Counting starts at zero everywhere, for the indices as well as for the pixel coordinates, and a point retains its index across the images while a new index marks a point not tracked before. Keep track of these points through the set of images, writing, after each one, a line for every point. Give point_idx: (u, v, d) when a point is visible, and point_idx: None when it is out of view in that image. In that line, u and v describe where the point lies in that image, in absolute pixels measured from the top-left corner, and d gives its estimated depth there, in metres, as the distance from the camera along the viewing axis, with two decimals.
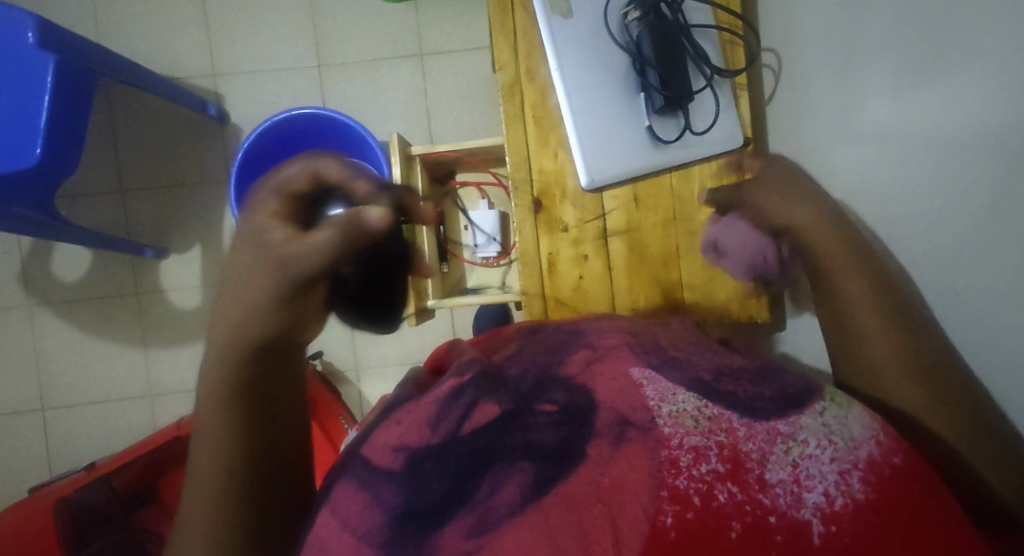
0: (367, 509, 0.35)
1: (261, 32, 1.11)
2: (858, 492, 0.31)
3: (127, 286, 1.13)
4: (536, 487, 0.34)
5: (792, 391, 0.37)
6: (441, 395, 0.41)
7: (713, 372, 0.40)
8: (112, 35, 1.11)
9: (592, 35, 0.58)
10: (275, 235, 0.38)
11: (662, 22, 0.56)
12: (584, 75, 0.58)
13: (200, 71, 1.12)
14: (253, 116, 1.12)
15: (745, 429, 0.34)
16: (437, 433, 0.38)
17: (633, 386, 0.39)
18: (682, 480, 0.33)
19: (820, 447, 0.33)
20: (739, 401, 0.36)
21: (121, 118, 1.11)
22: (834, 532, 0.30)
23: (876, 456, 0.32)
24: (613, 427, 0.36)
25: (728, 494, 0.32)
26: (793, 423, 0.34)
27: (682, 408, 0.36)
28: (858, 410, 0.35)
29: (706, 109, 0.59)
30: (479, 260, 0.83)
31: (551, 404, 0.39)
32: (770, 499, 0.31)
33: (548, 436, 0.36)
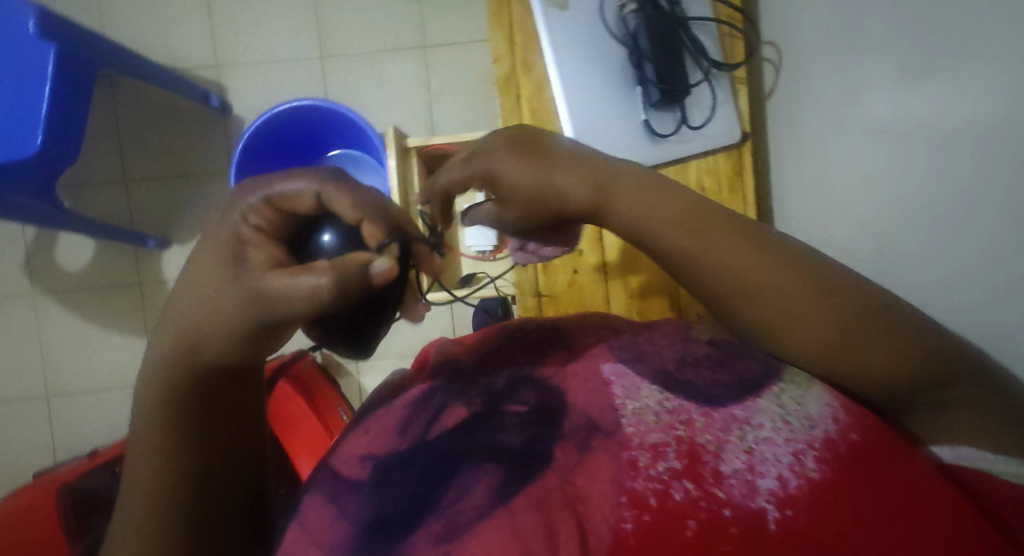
0: (333, 521, 0.33)
1: (264, 23, 1.11)
2: (813, 470, 0.32)
3: (130, 276, 1.14)
4: (504, 490, 0.32)
5: (748, 376, 0.37)
6: (410, 399, 0.39)
7: (676, 361, 0.40)
8: (116, 24, 1.11)
9: (589, 27, 0.58)
10: (256, 257, 0.31)
11: (658, 15, 0.56)
12: (580, 66, 0.58)
13: (203, 62, 1.12)
14: (255, 107, 1.12)
15: (702, 420, 0.35)
16: (405, 439, 0.36)
17: (604, 386, 0.38)
18: (640, 481, 0.32)
19: (774, 429, 0.34)
20: (698, 389, 0.37)
21: (124, 108, 1.12)
22: (790, 516, 0.30)
23: (832, 434, 0.33)
24: (581, 431, 0.36)
25: (684, 491, 0.32)
26: (748, 407, 0.35)
27: (645, 404, 0.36)
28: (817, 390, 0.36)
29: (703, 102, 0.59)
30: (475, 254, 0.84)
31: (521, 405, 0.38)
32: (724, 491, 0.31)
33: (514, 438, 0.35)
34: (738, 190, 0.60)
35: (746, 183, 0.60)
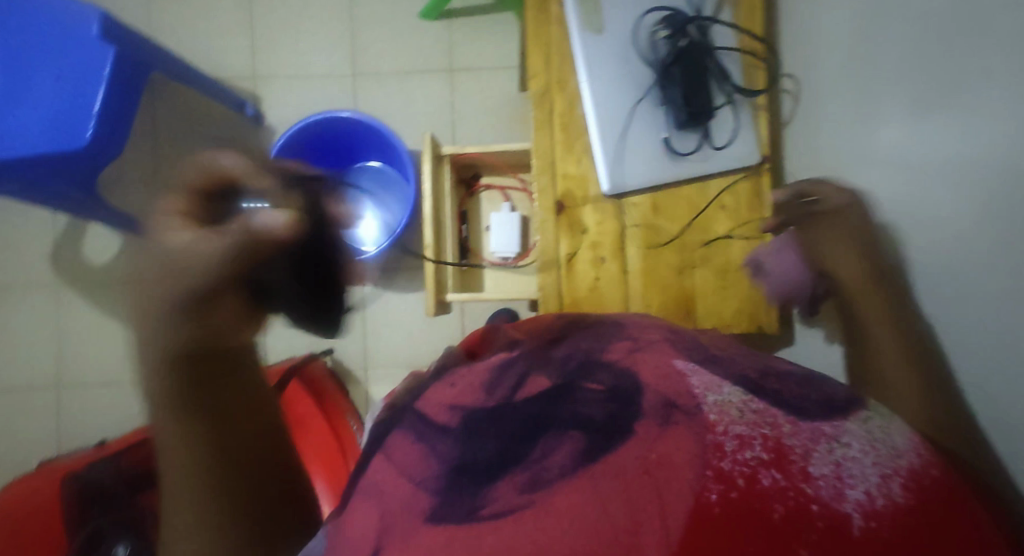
0: (423, 458, 0.36)
1: (302, 39, 1.17)
2: (899, 494, 0.28)
3: None
4: (587, 454, 0.33)
5: (836, 398, 0.35)
6: (492, 368, 0.42)
7: (760, 373, 0.38)
8: (161, 33, 1.17)
9: (622, 51, 0.63)
10: (172, 227, 0.42)
11: (687, 43, 0.61)
12: (612, 86, 0.63)
13: (241, 73, 1.17)
14: (287, 117, 1.17)
15: (789, 426, 0.32)
16: (493, 398, 0.39)
17: (678, 375, 0.38)
18: (728, 462, 0.30)
19: (863, 450, 0.30)
20: (784, 398, 0.35)
21: (164, 112, 1.17)
22: (876, 529, 0.26)
23: (915, 465, 0.29)
24: (660, 408, 0.35)
25: (772, 479, 0.29)
26: (838, 426, 0.32)
27: (727, 399, 0.35)
28: (902, 428, 0.32)
29: (725, 126, 0.62)
30: (497, 261, 0.85)
31: (598, 384, 0.39)
32: (813, 489, 0.28)
33: (597, 411, 0.36)
34: (757, 210, 0.64)
35: (766, 204, 0.63)
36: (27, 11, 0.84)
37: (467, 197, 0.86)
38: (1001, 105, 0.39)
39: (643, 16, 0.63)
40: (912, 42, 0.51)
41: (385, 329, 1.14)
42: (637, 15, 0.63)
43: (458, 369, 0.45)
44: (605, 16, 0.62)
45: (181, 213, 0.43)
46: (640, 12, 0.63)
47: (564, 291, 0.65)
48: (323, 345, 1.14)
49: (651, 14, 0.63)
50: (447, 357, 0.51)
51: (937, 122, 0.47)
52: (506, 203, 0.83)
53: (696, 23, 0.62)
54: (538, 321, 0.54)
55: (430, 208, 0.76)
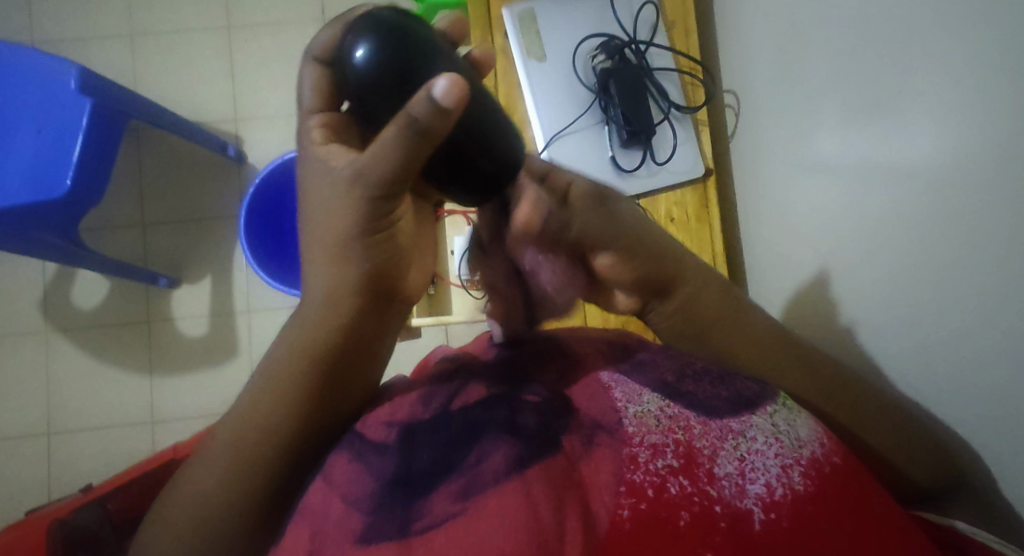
0: (358, 477, 0.37)
1: (280, 81, 1.21)
2: (798, 483, 0.33)
3: (139, 315, 1.19)
4: (519, 462, 0.35)
5: (745, 394, 0.39)
6: (430, 383, 0.44)
7: (677, 373, 0.42)
8: (144, 82, 1.21)
9: (564, 78, 0.66)
10: (330, 151, 0.38)
11: (625, 65, 0.63)
12: (557, 111, 0.65)
13: (222, 116, 1.21)
14: (267, 155, 1.21)
15: (700, 427, 0.37)
16: (429, 411, 0.40)
17: (603, 390, 0.41)
18: (639, 474, 0.35)
19: (766, 443, 0.35)
20: (697, 401, 0.39)
21: (149, 159, 1.20)
22: (774, 519, 0.32)
23: (818, 455, 0.34)
24: (585, 428, 0.38)
25: (680, 487, 0.34)
26: (744, 421, 0.37)
27: (646, 408, 0.38)
28: (806, 417, 0.37)
29: (667, 141, 0.65)
30: (463, 284, 0.87)
31: (534, 395, 0.41)
32: (717, 490, 0.33)
33: (530, 419, 0.38)
34: (705, 220, 0.65)
35: (712, 214, 0.65)
36: (14, 73, 0.89)
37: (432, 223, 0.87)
38: (923, 115, 0.42)
39: (581, 43, 0.66)
40: (835, 57, 0.54)
41: None
42: (574, 44, 0.66)
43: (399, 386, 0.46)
44: (545, 45, 0.66)
45: (328, 132, 0.39)
46: (576, 40, 0.66)
47: None
48: None
49: (587, 41, 0.66)
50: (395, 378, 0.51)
51: (863, 131, 0.50)
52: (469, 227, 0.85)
53: (630, 46, 0.64)
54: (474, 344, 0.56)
55: None
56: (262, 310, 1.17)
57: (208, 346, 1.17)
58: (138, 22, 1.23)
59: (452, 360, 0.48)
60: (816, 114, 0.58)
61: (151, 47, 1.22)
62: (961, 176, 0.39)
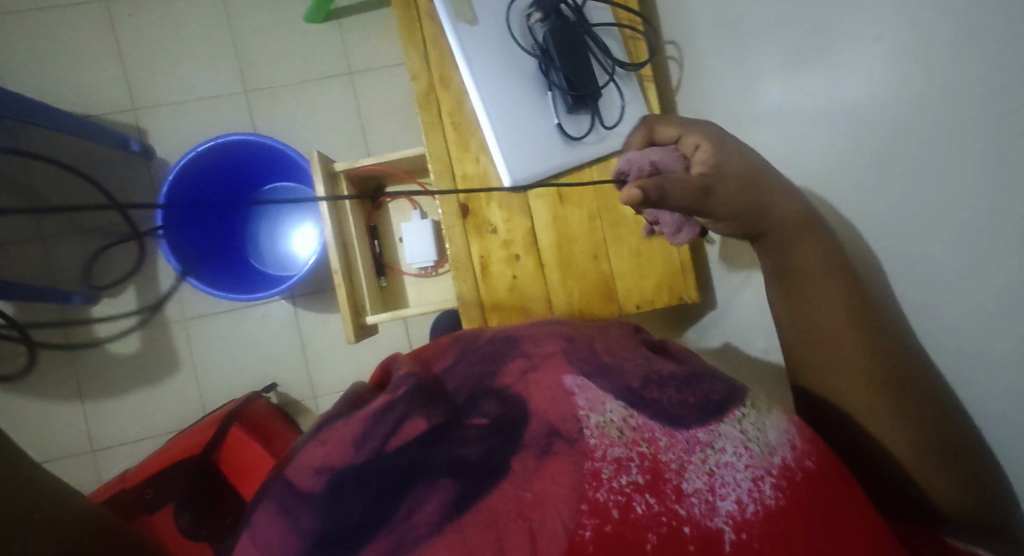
0: (286, 535, 0.34)
1: (179, 61, 1.09)
2: (769, 497, 0.33)
3: (57, 339, 1.08)
4: (456, 507, 0.34)
5: (712, 399, 0.37)
6: (371, 410, 0.39)
7: (642, 379, 0.39)
8: (16, 75, 1.06)
9: (498, 41, 0.61)
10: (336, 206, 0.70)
11: (562, 24, 0.59)
12: (498, 78, 0.61)
13: (117, 106, 1.08)
14: (177, 146, 1.09)
15: (666, 439, 0.35)
16: (361, 453, 0.36)
17: (565, 395, 0.38)
18: (602, 492, 0.33)
19: (736, 454, 0.34)
20: (661, 409, 0.37)
21: (37, 163, 1.07)
22: (745, 539, 0.31)
23: (789, 461, 0.34)
24: (541, 439, 0.36)
25: (646, 505, 0.33)
26: (712, 431, 0.36)
27: (608, 418, 0.37)
28: (777, 416, 0.37)
29: (614, 102, 0.62)
30: (418, 272, 0.82)
31: (482, 417, 0.38)
32: (685, 508, 0.33)
33: (474, 451, 0.36)
34: None
35: None
36: None
37: (374, 211, 0.82)
38: (872, 57, 0.41)
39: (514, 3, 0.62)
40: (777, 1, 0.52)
41: (324, 354, 1.10)
42: (509, 1, 0.61)
43: (339, 416, 0.41)
44: (475, 6, 0.61)
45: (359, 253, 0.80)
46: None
47: (483, 295, 0.63)
48: (264, 380, 1.09)
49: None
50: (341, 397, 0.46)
51: (812, 79, 0.48)
52: (415, 211, 0.80)
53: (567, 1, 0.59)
54: (430, 345, 0.53)
55: (333, 219, 0.68)
56: (197, 318, 1.09)
57: (143, 364, 1.08)
58: None
59: (402, 378, 0.42)
60: (763, 60, 0.56)
61: (16, 32, 1.06)
62: (915, 118, 0.38)
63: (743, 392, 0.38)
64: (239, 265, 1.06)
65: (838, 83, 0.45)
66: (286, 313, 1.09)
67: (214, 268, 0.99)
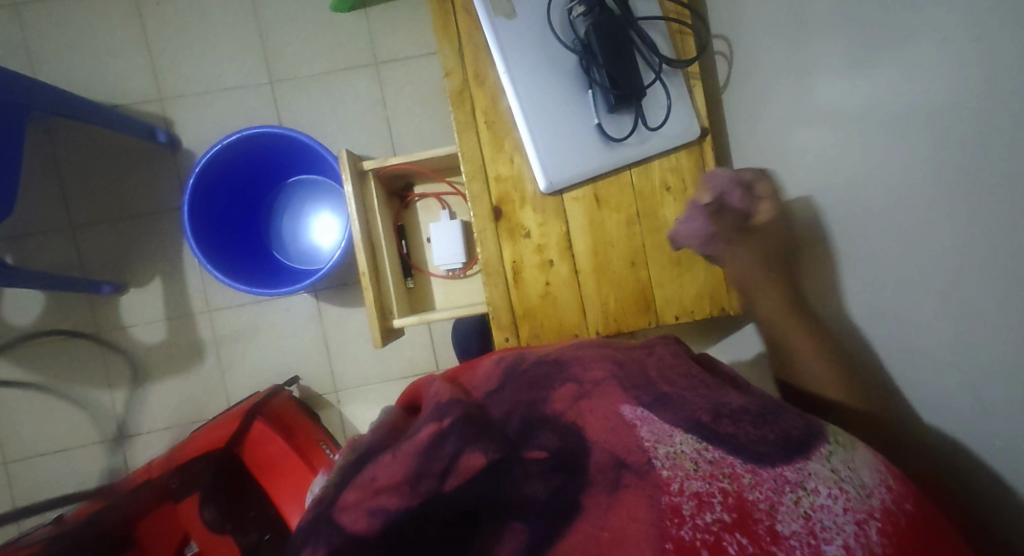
0: None
1: (205, 51, 1.07)
2: (877, 544, 0.29)
3: (85, 328, 1.08)
4: (532, 548, 0.33)
5: (795, 436, 0.33)
6: (420, 443, 0.37)
7: (712, 412, 0.35)
8: (45, 64, 1.06)
9: (537, 35, 0.58)
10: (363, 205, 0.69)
11: (606, 18, 0.55)
12: (536, 75, 0.58)
13: (144, 96, 1.07)
14: (203, 137, 1.08)
15: (750, 476, 0.32)
16: (419, 493, 0.35)
17: (628, 428, 0.35)
18: (687, 529, 0.31)
19: (831, 496, 0.30)
20: (740, 446, 0.33)
21: (66, 152, 1.07)
22: None
23: (890, 504, 0.30)
24: (608, 472, 0.34)
25: (739, 546, 0.29)
26: (800, 469, 0.32)
27: (680, 450, 0.34)
28: (864, 451, 0.33)
29: (658, 101, 0.59)
30: (445, 272, 0.80)
31: (540, 451, 0.36)
32: (784, 552, 0.29)
33: (539, 490, 0.34)
34: None
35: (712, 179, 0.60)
36: None
37: (402, 210, 0.80)
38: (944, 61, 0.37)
39: None
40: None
41: (347, 350, 1.09)
42: None
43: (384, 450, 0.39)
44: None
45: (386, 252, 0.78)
46: None
47: (514, 301, 0.61)
48: (286, 374, 1.08)
49: None
50: (378, 424, 0.45)
51: (879, 78, 0.44)
52: (444, 210, 0.78)
53: None
54: (469, 364, 0.50)
55: (361, 219, 0.66)
56: (221, 310, 1.08)
57: (169, 355, 1.09)
58: None
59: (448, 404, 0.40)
60: (822, 58, 0.51)
61: (46, 20, 1.06)
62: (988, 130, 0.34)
63: (825, 431, 0.34)
64: (263, 259, 1.05)
65: (901, 88, 0.41)
66: (310, 307, 1.08)
67: (239, 262, 0.98)
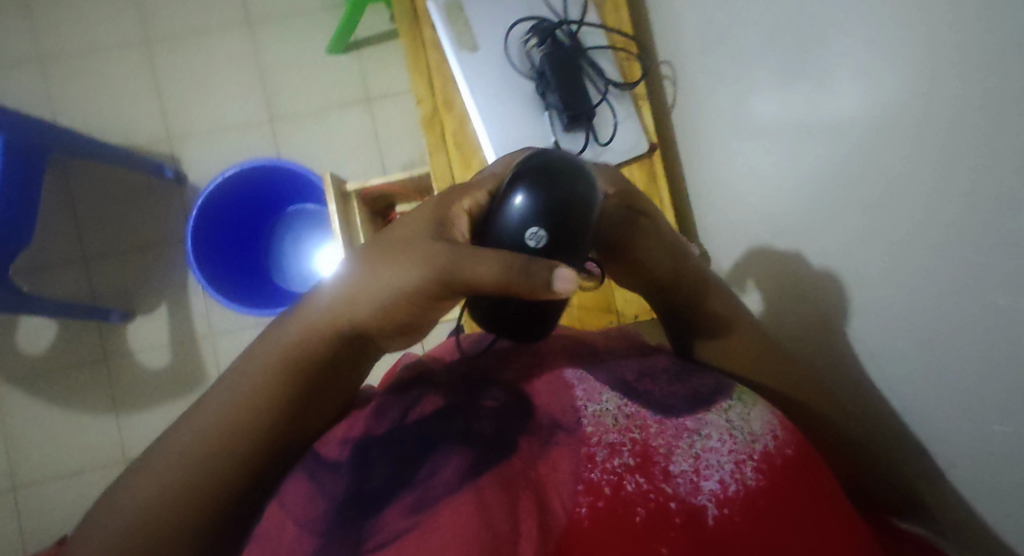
0: (309, 499, 0.32)
1: (211, 93, 1.16)
2: (750, 479, 0.33)
3: (95, 354, 1.14)
4: (474, 468, 0.33)
5: (701, 390, 0.39)
6: (386, 395, 0.40)
7: (636, 373, 0.42)
8: (64, 110, 1.15)
9: (497, 66, 0.65)
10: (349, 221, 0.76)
11: (558, 49, 0.63)
12: (497, 100, 0.64)
13: (154, 136, 1.16)
14: (207, 172, 1.16)
15: (655, 425, 0.36)
16: (382, 425, 0.37)
17: (564, 388, 0.40)
18: (596, 472, 0.34)
19: (719, 440, 0.35)
20: (655, 398, 0.39)
21: (81, 190, 1.15)
22: (727, 515, 0.32)
23: (770, 448, 0.35)
24: (543, 427, 0.37)
25: (636, 483, 0.33)
26: (699, 419, 0.37)
27: (604, 407, 0.38)
28: (761, 408, 0.38)
29: (608, 120, 0.65)
30: None
31: (492, 401, 0.39)
32: (672, 487, 0.33)
33: (486, 426, 0.37)
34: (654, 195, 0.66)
35: (660, 188, 0.66)
36: None
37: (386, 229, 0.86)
38: (845, 71, 0.42)
39: (512, 30, 0.65)
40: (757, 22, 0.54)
41: None
42: (506, 29, 0.65)
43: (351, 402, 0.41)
44: (475, 34, 0.65)
45: None
46: (507, 26, 0.65)
47: None
48: None
49: (518, 26, 0.65)
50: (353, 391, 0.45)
51: (793, 91, 0.50)
52: None
53: (562, 28, 0.64)
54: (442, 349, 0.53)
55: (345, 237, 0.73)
56: (222, 333, 1.14)
57: (172, 378, 1.14)
58: (46, 46, 1.15)
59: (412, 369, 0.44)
60: (750, 76, 0.57)
61: (65, 71, 1.15)
62: (879, 127, 0.39)
63: (730, 386, 0.40)
64: (261, 282, 1.11)
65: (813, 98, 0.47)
66: None
67: (239, 284, 1.04)
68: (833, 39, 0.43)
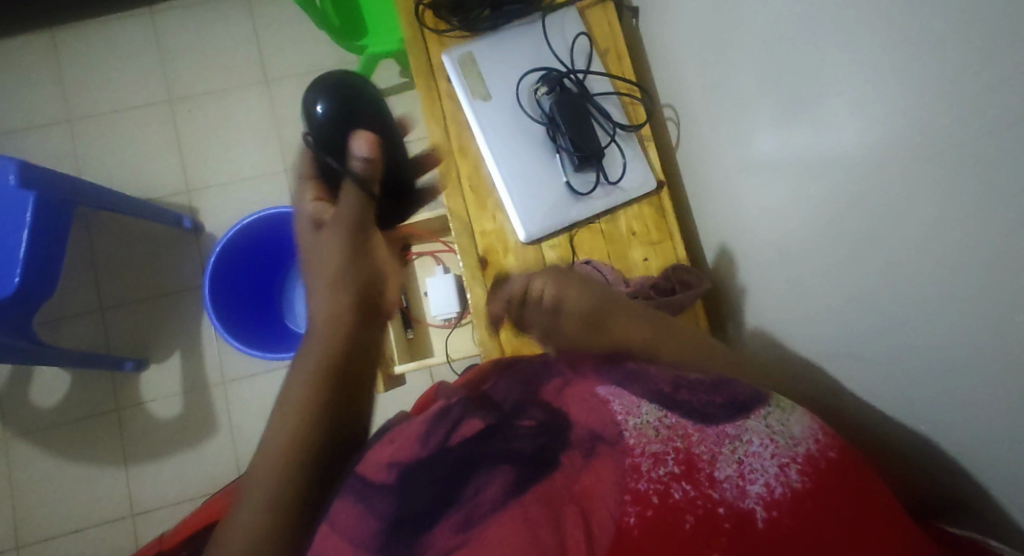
0: (362, 519, 0.32)
1: (229, 147, 1.21)
2: (796, 481, 0.31)
3: (107, 404, 1.14)
4: (519, 485, 0.34)
5: (739, 397, 0.37)
6: (428, 415, 0.40)
7: (672, 383, 0.40)
8: (87, 168, 1.19)
9: (510, 113, 0.69)
10: None
11: (567, 95, 0.67)
12: (510, 145, 0.69)
13: (173, 189, 1.20)
14: (223, 221, 1.19)
15: (698, 434, 0.35)
16: (427, 447, 0.37)
17: (602, 404, 0.40)
18: (643, 482, 0.33)
19: (761, 444, 0.33)
20: (695, 407, 0.37)
21: (101, 243, 1.18)
22: (776, 517, 0.30)
23: (813, 451, 0.32)
24: (585, 441, 0.37)
25: (682, 491, 0.32)
26: (740, 425, 0.35)
27: (644, 420, 0.37)
28: (800, 414, 0.36)
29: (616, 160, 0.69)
30: (443, 322, 0.89)
31: (530, 420, 0.40)
32: (719, 492, 0.32)
33: (526, 444, 0.37)
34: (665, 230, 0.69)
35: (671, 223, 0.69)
36: None
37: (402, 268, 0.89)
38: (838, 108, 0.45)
39: (523, 79, 0.70)
40: (752, 66, 0.58)
41: None
42: (517, 78, 0.70)
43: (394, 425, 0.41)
44: (487, 84, 0.70)
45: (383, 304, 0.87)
46: (517, 76, 0.70)
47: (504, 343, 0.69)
48: None
49: (528, 75, 0.70)
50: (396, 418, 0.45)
51: (791, 128, 0.53)
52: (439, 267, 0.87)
53: (570, 76, 0.68)
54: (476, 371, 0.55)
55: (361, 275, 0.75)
56: (234, 380, 1.14)
57: (183, 427, 1.13)
58: (75, 107, 1.21)
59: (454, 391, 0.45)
60: (749, 116, 0.61)
61: (90, 131, 1.21)
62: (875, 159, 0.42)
63: (768, 393, 0.38)
64: (275, 327, 1.12)
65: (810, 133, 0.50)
66: None
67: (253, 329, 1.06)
68: (824, 80, 0.47)
